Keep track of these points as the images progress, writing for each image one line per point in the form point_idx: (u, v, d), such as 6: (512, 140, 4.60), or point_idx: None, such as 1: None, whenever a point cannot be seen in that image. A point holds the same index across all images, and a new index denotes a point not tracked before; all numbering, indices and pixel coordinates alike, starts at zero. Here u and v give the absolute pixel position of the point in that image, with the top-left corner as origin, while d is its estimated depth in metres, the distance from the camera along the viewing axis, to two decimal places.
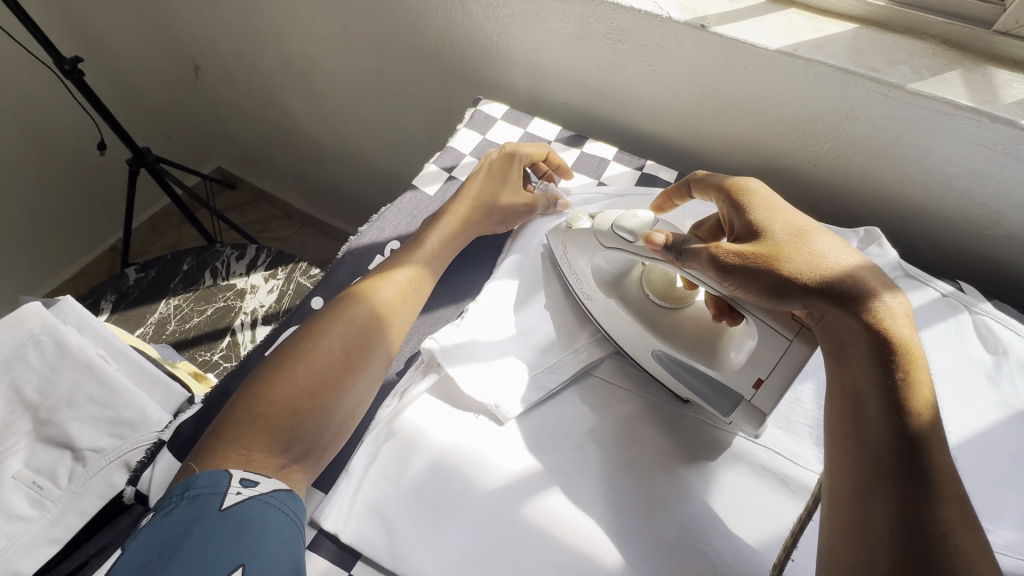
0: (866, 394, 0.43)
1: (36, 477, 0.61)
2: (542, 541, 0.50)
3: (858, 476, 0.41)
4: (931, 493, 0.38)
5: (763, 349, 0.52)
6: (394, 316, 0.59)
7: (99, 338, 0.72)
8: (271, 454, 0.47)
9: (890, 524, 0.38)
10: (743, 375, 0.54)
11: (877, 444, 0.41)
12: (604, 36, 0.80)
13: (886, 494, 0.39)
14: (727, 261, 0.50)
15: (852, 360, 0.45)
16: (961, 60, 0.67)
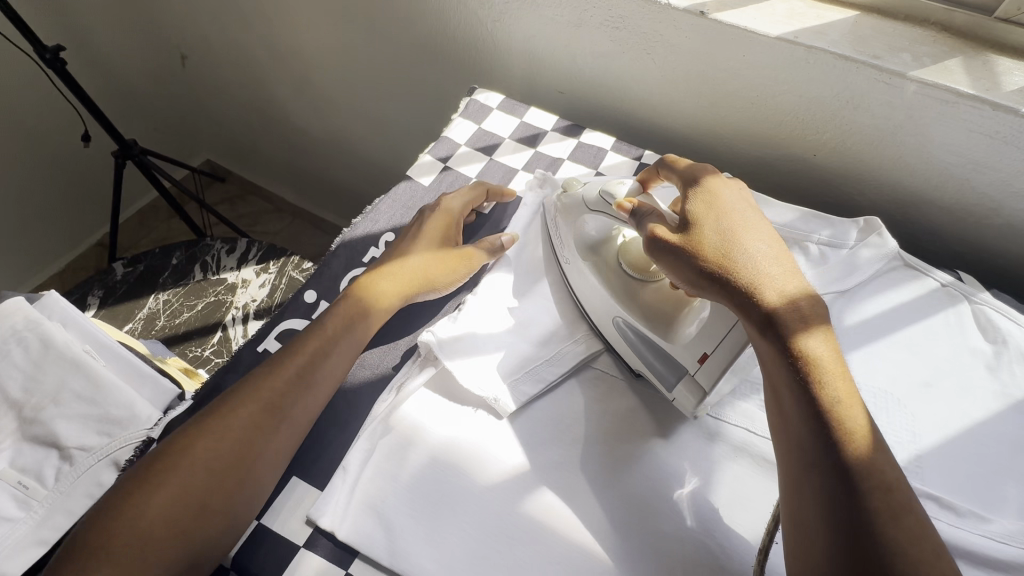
0: (784, 390, 0.44)
1: (21, 476, 0.59)
2: (543, 538, 0.50)
3: (793, 473, 0.42)
4: (852, 487, 0.38)
5: (715, 319, 0.53)
6: (376, 307, 0.60)
7: (84, 334, 0.70)
8: (164, 548, 0.44)
9: (819, 522, 0.39)
10: (689, 349, 0.55)
11: (800, 438, 0.42)
12: (601, 23, 0.79)
13: (812, 490, 0.40)
14: (659, 251, 0.51)
15: (768, 357, 0.45)
16: (962, 48, 0.67)
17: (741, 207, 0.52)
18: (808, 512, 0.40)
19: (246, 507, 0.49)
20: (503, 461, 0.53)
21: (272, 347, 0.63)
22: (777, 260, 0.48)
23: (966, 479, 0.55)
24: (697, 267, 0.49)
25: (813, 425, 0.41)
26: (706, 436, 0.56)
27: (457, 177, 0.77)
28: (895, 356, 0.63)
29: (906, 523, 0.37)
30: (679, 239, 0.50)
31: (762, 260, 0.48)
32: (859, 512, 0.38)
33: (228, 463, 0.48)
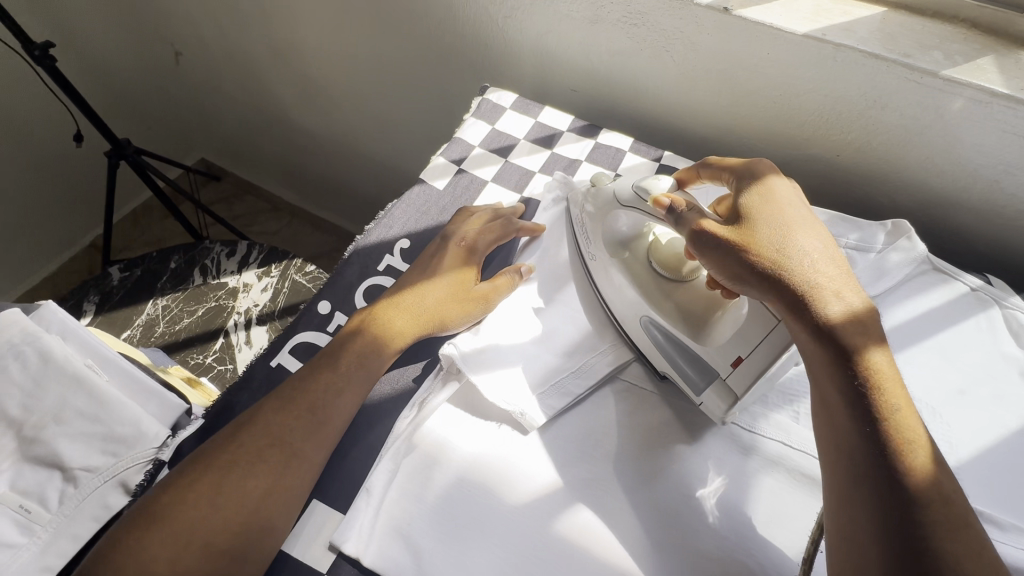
0: (833, 395, 0.41)
1: (23, 500, 0.56)
2: (579, 560, 0.47)
3: (838, 484, 0.39)
4: (907, 500, 0.36)
5: (752, 326, 0.52)
6: (393, 337, 0.57)
7: (85, 347, 0.67)
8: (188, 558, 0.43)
9: (869, 536, 0.36)
10: (725, 352, 0.54)
11: (849, 446, 0.39)
12: (618, 19, 0.76)
13: (863, 502, 0.37)
14: (702, 245, 0.50)
15: (816, 360, 0.43)
16: (993, 45, 0.65)
17: (795, 204, 0.50)
18: (854, 526, 0.37)
19: (262, 550, 0.46)
20: (531, 478, 0.51)
21: (285, 362, 0.61)
22: (833, 261, 0.45)
23: (1006, 490, 0.53)
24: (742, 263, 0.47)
25: (865, 432, 0.39)
26: (742, 450, 0.54)
27: (472, 180, 0.74)
28: (928, 363, 0.61)
29: (966, 541, 0.34)
30: (726, 230, 0.48)
31: (818, 259, 0.45)
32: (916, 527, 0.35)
33: (248, 493, 0.46)
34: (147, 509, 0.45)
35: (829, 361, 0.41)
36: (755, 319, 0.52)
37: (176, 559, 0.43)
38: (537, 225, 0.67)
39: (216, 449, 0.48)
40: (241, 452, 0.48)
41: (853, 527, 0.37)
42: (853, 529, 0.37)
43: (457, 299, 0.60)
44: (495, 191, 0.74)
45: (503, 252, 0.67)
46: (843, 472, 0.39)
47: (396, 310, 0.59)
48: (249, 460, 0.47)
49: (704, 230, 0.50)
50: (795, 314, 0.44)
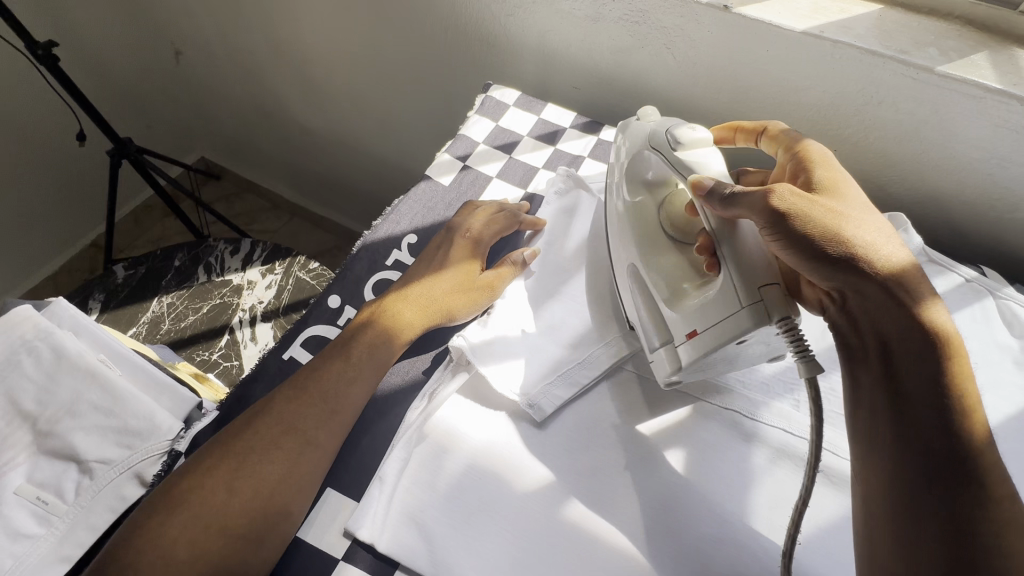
0: (915, 385, 0.42)
1: (40, 492, 0.57)
2: (588, 544, 0.49)
3: (913, 483, 0.40)
4: (985, 496, 0.39)
5: (713, 307, 0.49)
6: (404, 331, 0.58)
7: (97, 342, 0.68)
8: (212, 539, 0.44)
9: (949, 535, 0.38)
10: (683, 323, 0.52)
11: (932, 445, 0.40)
12: (620, 17, 0.77)
13: (942, 502, 0.39)
14: (777, 221, 0.46)
15: (896, 350, 0.43)
16: (987, 42, 0.66)
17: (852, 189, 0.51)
18: (930, 525, 0.39)
19: (279, 534, 0.47)
20: (538, 465, 0.53)
21: (297, 355, 0.62)
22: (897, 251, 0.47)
23: None
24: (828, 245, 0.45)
25: (950, 428, 0.40)
26: (744, 437, 0.55)
27: (477, 176, 0.76)
28: None
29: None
30: (807, 207, 0.46)
31: (891, 248, 0.46)
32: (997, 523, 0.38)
33: (264, 476, 0.47)
34: (167, 492, 0.47)
35: (918, 352, 0.42)
36: (720, 302, 0.49)
37: (194, 541, 0.44)
38: (539, 218, 0.68)
39: (230, 437, 0.49)
40: (254, 439, 0.49)
41: (931, 527, 0.39)
42: (930, 530, 0.39)
43: (464, 289, 0.62)
44: (500, 187, 0.75)
45: (507, 244, 0.68)
46: (923, 471, 0.40)
47: (405, 301, 0.60)
48: (264, 445, 0.49)
49: (788, 204, 0.46)
50: (880, 306, 0.44)
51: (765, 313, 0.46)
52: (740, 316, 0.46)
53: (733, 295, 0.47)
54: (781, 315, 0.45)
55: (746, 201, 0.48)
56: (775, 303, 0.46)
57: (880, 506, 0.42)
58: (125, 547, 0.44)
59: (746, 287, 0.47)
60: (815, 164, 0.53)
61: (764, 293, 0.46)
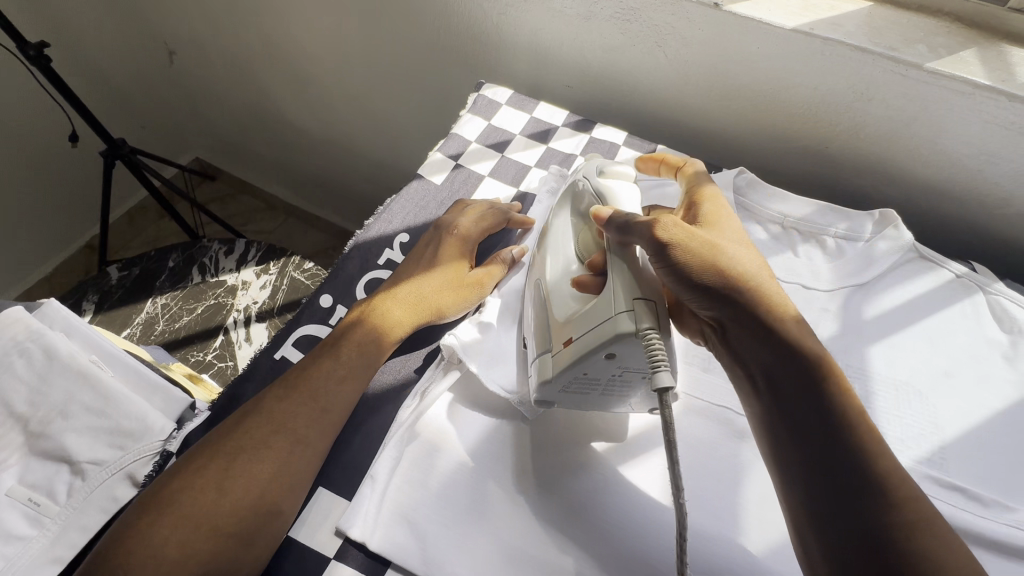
0: (794, 402, 0.45)
1: (32, 493, 0.57)
2: (579, 542, 0.49)
3: (818, 500, 0.42)
4: (886, 502, 0.40)
5: (593, 314, 0.50)
6: (393, 332, 0.58)
7: (89, 343, 0.68)
8: (200, 540, 0.44)
9: (861, 546, 0.39)
10: (562, 332, 0.52)
11: (823, 460, 0.42)
12: (611, 16, 0.77)
13: (848, 514, 0.40)
14: (662, 250, 0.50)
15: (776, 369, 0.47)
16: (976, 38, 0.67)
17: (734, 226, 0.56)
18: (845, 538, 0.40)
19: (271, 532, 0.47)
20: (530, 463, 0.53)
21: (289, 354, 0.62)
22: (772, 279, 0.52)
23: (989, 469, 0.55)
24: (708, 275, 0.49)
25: (834, 441, 0.43)
26: (735, 434, 0.55)
27: (469, 175, 0.76)
28: (915, 347, 0.63)
29: (938, 529, 0.39)
30: (687, 237, 0.51)
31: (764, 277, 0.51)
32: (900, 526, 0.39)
33: (255, 477, 0.47)
34: (156, 494, 0.47)
35: (795, 371, 0.46)
36: (598, 310, 0.50)
37: (185, 542, 0.44)
38: (528, 217, 0.68)
39: (222, 438, 0.49)
40: (246, 439, 0.49)
41: (845, 540, 0.40)
42: (840, 544, 0.40)
43: (454, 287, 0.61)
44: (493, 186, 0.75)
45: (497, 242, 0.69)
46: (825, 488, 0.42)
47: (394, 300, 0.60)
48: (254, 445, 0.49)
49: (669, 234, 0.50)
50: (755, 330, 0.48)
51: (631, 323, 0.47)
52: (610, 321, 0.47)
53: (608, 304, 0.49)
54: (645, 327, 0.47)
55: (635, 231, 0.52)
56: (645, 313, 0.48)
57: (800, 527, 0.43)
58: (115, 550, 0.44)
59: (618, 298, 0.49)
60: (707, 200, 0.58)
61: (635, 305, 0.48)
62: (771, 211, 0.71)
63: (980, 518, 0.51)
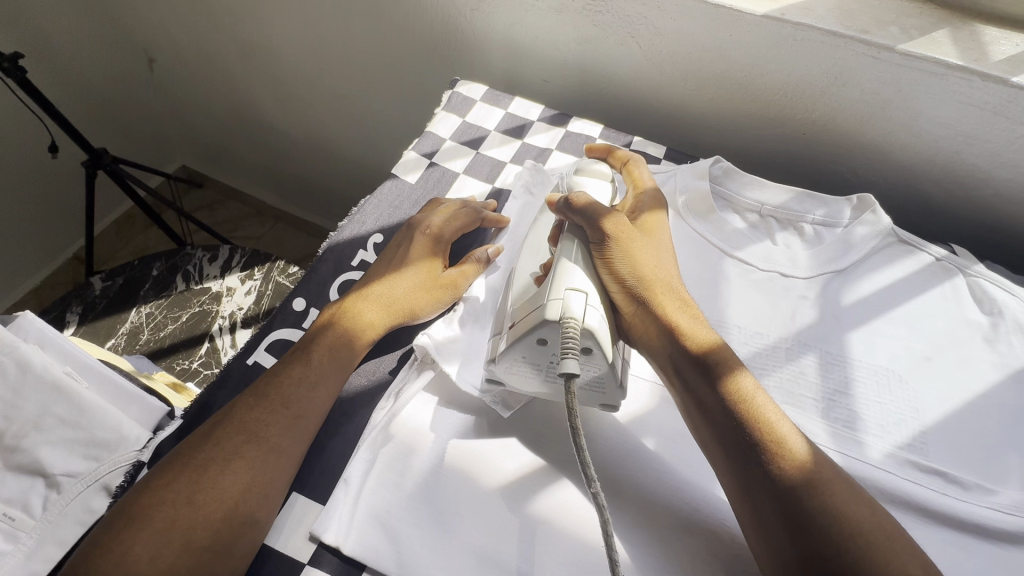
0: (709, 398, 0.47)
1: (7, 508, 0.57)
2: (556, 539, 0.48)
3: (739, 475, 0.44)
4: (789, 468, 0.43)
5: (528, 302, 0.52)
6: (363, 336, 0.58)
7: (65, 355, 0.67)
8: (166, 553, 0.43)
9: (778, 516, 0.41)
10: (508, 316, 0.54)
11: (734, 438, 0.45)
12: (583, 8, 0.77)
13: (765, 487, 0.43)
14: (602, 234, 0.54)
15: (688, 368, 0.49)
16: (948, 18, 0.66)
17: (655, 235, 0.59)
18: (762, 507, 0.42)
19: (245, 543, 0.47)
20: (508, 462, 0.52)
21: (262, 359, 0.61)
22: (678, 282, 0.55)
23: (968, 451, 0.55)
24: (627, 264, 0.53)
25: (737, 418, 0.45)
26: None
27: (444, 173, 0.75)
28: (895, 333, 0.62)
29: (845, 493, 0.42)
30: (615, 237, 0.54)
31: (673, 282, 0.54)
32: (809, 492, 0.41)
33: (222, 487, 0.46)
34: (126, 510, 0.45)
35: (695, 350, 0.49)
36: (535, 296, 0.52)
37: (157, 556, 0.43)
38: (502, 216, 0.68)
39: (194, 447, 0.48)
40: (215, 449, 0.48)
41: (764, 511, 0.42)
42: (774, 529, 0.42)
43: (427, 287, 0.61)
44: (468, 183, 0.74)
45: (471, 242, 0.68)
46: (741, 461, 0.44)
47: (366, 300, 0.59)
48: (224, 454, 0.48)
49: (605, 230, 0.54)
50: (668, 331, 0.50)
51: (555, 312, 0.48)
52: (540, 308, 0.50)
53: (543, 292, 0.51)
54: (568, 318, 0.48)
55: (585, 213, 0.56)
56: (576, 304, 0.49)
57: (736, 506, 0.45)
58: (84, 567, 0.43)
59: (553, 285, 0.51)
60: (650, 203, 0.62)
61: (568, 294, 0.50)
62: (748, 199, 0.70)
63: (959, 501, 0.51)
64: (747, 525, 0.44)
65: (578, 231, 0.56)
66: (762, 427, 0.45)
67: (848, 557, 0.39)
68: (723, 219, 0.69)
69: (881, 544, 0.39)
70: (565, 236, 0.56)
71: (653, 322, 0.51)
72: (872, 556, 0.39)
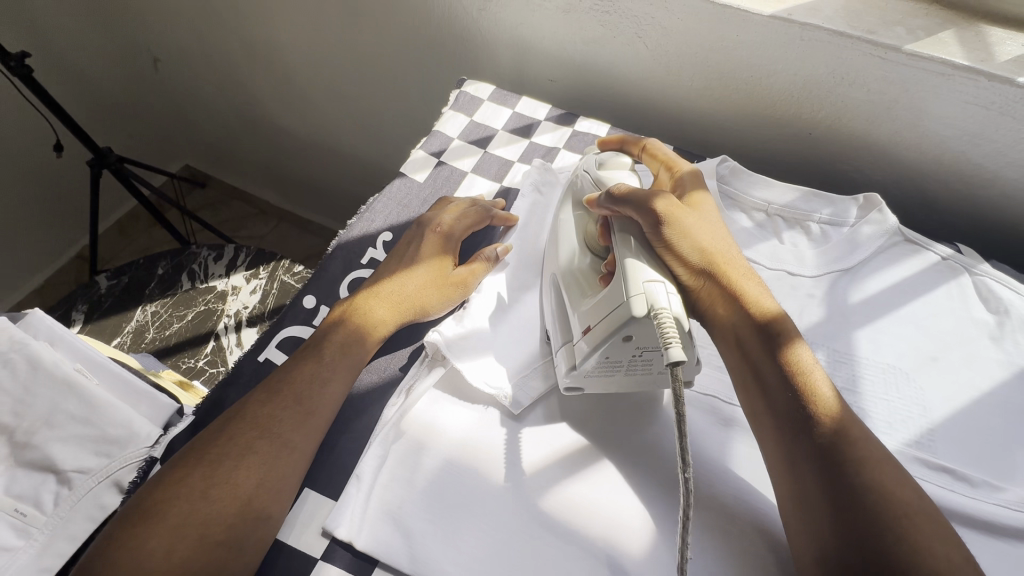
0: (769, 371, 0.48)
1: (18, 504, 0.57)
2: (567, 534, 0.49)
3: (790, 449, 0.45)
4: (839, 443, 0.43)
5: (603, 300, 0.51)
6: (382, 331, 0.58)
7: (74, 352, 0.67)
8: (181, 547, 0.43)
9: (821, 491, 0.42)
10: (580, 320, 0.53)
11: (790, 412, 0.46)
12: (591, 8, 0.77)
13: (812, 462, 0.43)
14: (655, 220, 0.53)
15: (751, 340, 0.50)
16: (954, 19, 0.66)
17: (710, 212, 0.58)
18: (806, 481, 0.43)
19: (258, 537, 0.47)
20: (518, 457, 0.53)
21: (273, 356, 0.61)
22: (736, 253, 0.55)
23: (976, 449, 0.55)
24: (688, 239, 0.53)
25: (795, 390, 0.46)
26: (721, 422, 0.55)
27: (452, 172, 0.75)
28: (901, 331, 0.62)
29: (890, 477, 0.42)
30: (673, 216, 0.53)
31: (732, 254, 0.54)
32: (855, 467, 0.42)
33: (233, 483, 0.46)
34: (139, 505, 0.46)
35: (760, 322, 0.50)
36: (611, 292, 0.51)
37: (171, 549, 0.43)
38: (511, 215, 0.68)
39: (206, 442, 0.49)
40: (226, 444, 0.48)
41: (807, 484, 0.43)
42: (816, 504, 0.42)
43: (436, 284, 0.61)
44: (476, 181, 0.75)
45: (481, 241, 0.68)
46: (795, 433, 0.45)
47: (377, 299, 0.59)
48: (238, 450, 0.48)
49: (662, 210, 0.53)
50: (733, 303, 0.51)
51: (642, 307, 0.48)
52: (622, 306, 0.49)
53: (618, 290, 0.50)
54: (657, 308, 0.48)
55: (630, 202, 0.54)
56: (656, 295, 0.49)
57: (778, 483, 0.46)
58: (98, 561, 0.43)
59: (629, 281, 0.50)
60: (692, 182, 0.61)
61: (649, 287, 0.49)
62: (755, 199, 0.71)
63: (971, 499, 0.51)
64: (786, 499, 0.45)
65: (627, 223, 0.55)
66: (816, 402, 0.45)
67: (893, 536, 0.39)
68: (729, 218, 0.69)
69: (922, 524, 0.40)
70: (617, 233, 0.55)
71: (717, 296, 0.52)
72: (913, 535, 0.39)
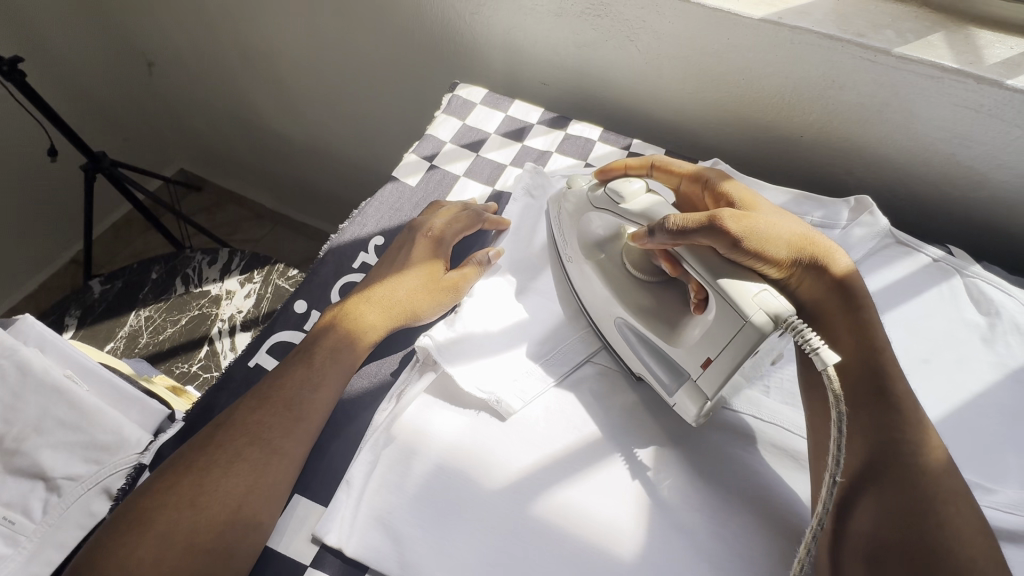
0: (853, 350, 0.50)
1: (7, 512, 0.56)
2: (559, 539, 0.49)
3: (853, 427, 0.48)
4: (902, 428, 0.46)
5: (714, 327, 0.49)
6: (370, 335, 0.58)
7: (64, 359, 0.67)
8: (171, 555, 0.43)
9: (867, 470, 0.46)
10: (692, 355, 0.51)
11: (867, 393, 0.48)
12: (583, 12, 0.77)
13: (868, 440, 0.47)
14: (730, 240, 0.50)
15: (839, 314, 0.52)
16: (943, 23, 0.67)
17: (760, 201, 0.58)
18: (857, 464, 0.47)
19: (249, 544, 0.47)
20: (509, 461, 0.52)
21: (264, 362, 0.61)
22: (801, 226, 0.55)
23: (969, 451, 0.55)
24: (769, 244, 0.51)
25: (885, 366, 0.49)
26: (713, 426, 0.55)
27: (444, 176, 0.75)
28: (892, 334, 0.63)
29: (937, 464, 0.44)
30: (745, 227, 0.50)
31: (804, 229, 0.54)
32: (911, 450, 0.45)
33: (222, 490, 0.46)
34: (126, 514, 0.45)
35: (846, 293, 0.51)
36: (718, 315, 0.49)
37: (160, 558, 0.43)
38: (502, 218, 0.68)
39: (196, 450, 0.48)
40: (215, 452, 0.48)
41: (855, 458, 0.47)
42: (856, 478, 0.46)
43: (429, 288, 0.61)
44: (468, 185, 0.75)
45: (474, 244, 0.68)
46: (867, 415, 0.48)
47: (368, 303, 0.59)
48: (228, 458, 0.48)
49: (734, 227, 0.50)
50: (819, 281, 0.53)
51: (766, 320, 0.46)
52: (745, 331, 0.47)
53: (729, 316, 0.48)
54: (782, 317, 0.46)
55: (695, 231, 0.51)
56: (767, 303, 0.47)
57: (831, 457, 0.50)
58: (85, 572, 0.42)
59: (737, 303, 0.47)
60: (721, 177, 0.61)
61: (759, 299, 0.47)
62: None
63: None
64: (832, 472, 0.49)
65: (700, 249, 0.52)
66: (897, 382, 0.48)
67: (935, 517, 0.41)
68: None
69: (964, 509, 0.42)
70: (694, 265, 0.52)
71: (803, 274, 0.53)
72: (954, 520, 0.41)
